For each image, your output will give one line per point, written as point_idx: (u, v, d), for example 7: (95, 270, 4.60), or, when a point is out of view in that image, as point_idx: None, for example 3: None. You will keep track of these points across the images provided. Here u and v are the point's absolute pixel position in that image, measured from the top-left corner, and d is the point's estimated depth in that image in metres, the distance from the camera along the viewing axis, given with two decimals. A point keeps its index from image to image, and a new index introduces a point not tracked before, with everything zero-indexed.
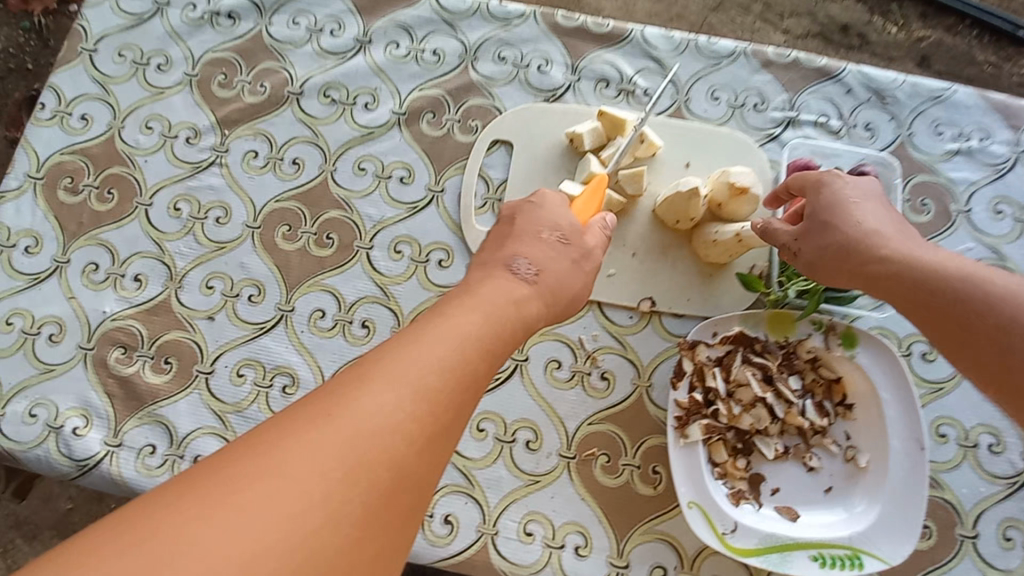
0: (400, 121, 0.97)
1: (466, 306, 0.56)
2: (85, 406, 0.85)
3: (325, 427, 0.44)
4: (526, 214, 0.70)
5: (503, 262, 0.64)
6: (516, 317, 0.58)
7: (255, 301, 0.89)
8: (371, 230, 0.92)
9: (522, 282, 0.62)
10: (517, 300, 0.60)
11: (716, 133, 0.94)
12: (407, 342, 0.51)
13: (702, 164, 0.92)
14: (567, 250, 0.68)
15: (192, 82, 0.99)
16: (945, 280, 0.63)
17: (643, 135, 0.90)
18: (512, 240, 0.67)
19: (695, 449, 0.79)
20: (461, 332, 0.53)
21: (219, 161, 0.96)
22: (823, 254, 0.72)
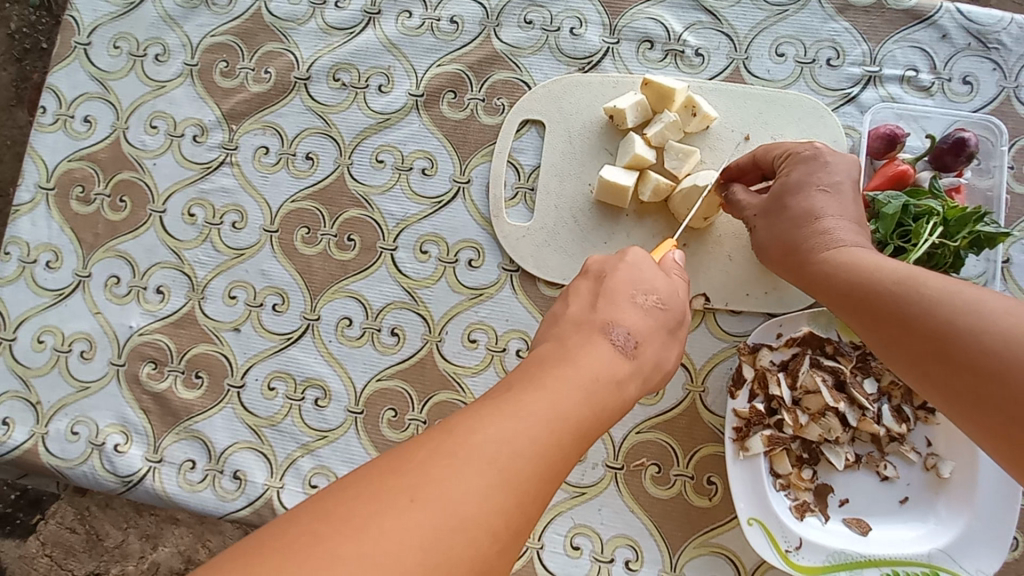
0: (418, 104, 0.88)
1: (566, 370, 0.49)
2: (124, 423, 0.85)
3: (420, 505, 0.38)
4: (619, 269, 0.60)
5: (601, 325, 0.54)
6: (613, 394, 0.50)
7: (279, 310, 0.85)
8: (394, 229, 0.85)
9: (622, 352, 0.53)
10: (620, 379, 0.51)
11: (781, 96, 0.80)
12: (505, 414, 0.44)
13: (764, 136, 0.80)
14: (664, 319, 0.57)
15: (193, 73, 0.92)
16: (876, 285, 0.55)
17: (695, 107, 0.78)
18: (606, 301, 0.57)
19: (756, 462, 0.72)
20: (562, 407, 0.46)
21: (229, 160, 0.90)
22: (775, 242, 0.66)
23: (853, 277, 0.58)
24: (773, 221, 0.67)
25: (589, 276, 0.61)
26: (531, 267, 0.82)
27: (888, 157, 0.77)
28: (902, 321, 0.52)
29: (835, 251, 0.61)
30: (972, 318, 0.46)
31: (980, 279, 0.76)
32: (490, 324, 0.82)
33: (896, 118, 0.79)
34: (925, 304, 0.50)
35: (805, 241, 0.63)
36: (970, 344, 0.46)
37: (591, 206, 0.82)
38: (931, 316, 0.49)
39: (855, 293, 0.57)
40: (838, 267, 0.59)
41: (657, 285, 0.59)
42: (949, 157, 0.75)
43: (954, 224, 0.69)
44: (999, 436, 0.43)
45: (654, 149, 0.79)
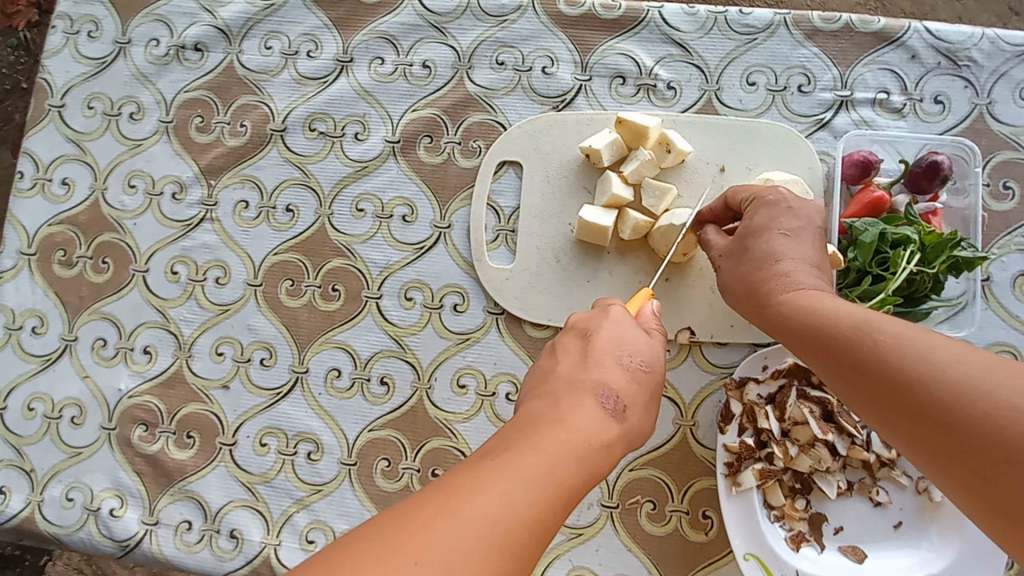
0: (395, 150, 0.88)
1: (554, 434, 0.49)
2: (118, 486, 0.85)
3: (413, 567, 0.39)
4: (603, 328, 0.59)
5: (590, 387, 0.54)
6: (599, 461, 0.50)
7: (267, 365, 0.85)
8: (378, 277, 0.86)
9: (609, 414, 0.53)
10: (607, 445, 0.51)
11: (755, 125, 0.81)
12: (497, 480, 0.44)
13: (739, 167, 0.80)
14: (649, 381, 0.57)
15: (169, 129, 0.92)
16: (834, 330, 0.54)
17: (669, 143, 0.78)
18: (590, 362, 0.56)
19: (748, 496, 0.73)
20: (551, 474, 0.46)
21: (210, 216, 0.90)
22: (737, 284, 0.66)
23: (811, 320, 0.57)
24: (736, 263, 0.67)
25: (575, 332, 0.60)
26: (516, 309, 0.82)
27: (864, 183, 0.77)
28: (860, 365, 0.51)
29: (794, 293, 0.61)
30: (927, 364, 0.46)
31: (962, 299, 0.76)
32: (478, 368, 0.82)
33: (870, 143, 0.80)
34: (882, 349, 0.49)
35: (765, 283, 0.63)
36: (927, 390, 0.45)
37: (572, 245, 0.82)
38: (887, 362, 0.48)
39: (813, 337, 0.56)
40: (796, 310, 0.59)
41: (641, 345, 0.58)
42: (924, 181, 0.75)
43: (931, 250, 0.70)
44: (965, 487, 0.42)
45: (631, 186, 0.79)
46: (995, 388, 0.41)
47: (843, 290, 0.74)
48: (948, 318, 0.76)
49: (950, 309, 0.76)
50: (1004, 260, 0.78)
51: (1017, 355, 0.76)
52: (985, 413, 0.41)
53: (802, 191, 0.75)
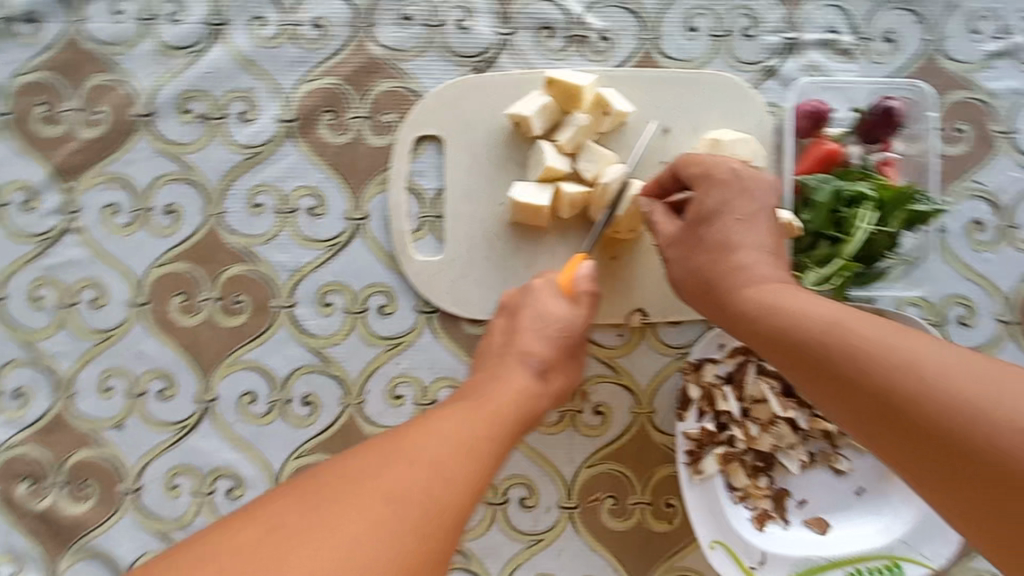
0: (292, 131, 0.74)
1: (491, 386, 0.61)
2: (5, 553, 0.72)
3: (377, 476, 0.48)
4: (524, 305, 0.66)
5: (517, 356, 0.63)
6: (529, 407, 0.61)
7: (167, 395, 0.73)
8: (288, 283, 0.74)
9: (533, 374, 0.63)
10: (534, 394, 0.62)
11: (699, 77, 0.72)
12: (432, 433, 0.52)
13: (684, 125, 0.72)
14: (567, 344, 0.66)
15: (6, 123, 0.75)
16: (806, 334, 0.50)
17: (607, 104, 0.68)
18: (517, 333, 0.65)
19: (711, 482, 0.69)
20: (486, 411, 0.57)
21: (73, 226, 0.74)
22: (689, 279, 0.60)
23: (781, 320, 0.52)
24: (693, 252, 0.60)
25: (505, 312, 0.68)
26: (451, 306, 0.73)
27: (816, 136, 0.71)
28: (849, 374, 0.47)
29: (759, 287, 0.55)
30: (924, 378, 0.43)
31: (917, 254, 0.72)
32: (415, 374, 0.73)
33: (821, 90, 0.73)
34: (861, 358, 0.46)
35: (727, 275, 0.57)
36: (926, 406, 0.42)
37: (506, 228, 0.72)
38: (881, 371, 0.45)
39: (785, 342, 0.51)
40: (763, 309, 0.54)
41: (560, 311, 0.66)
42: (878, 130, 0.69)
43: (889, 206, 0.65)
44: (953, 498, 0.42)
45: (568, 156, 0.70)
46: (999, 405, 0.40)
47: (800, 256, 0.68)
48: (903, 277, 0.73)
49: (906, 266, 0.72)
50: (957, 209, 0.74)
51: (971, 308, 0.73)
52: (990, 437, 0.39)
53: (754, 151, 0.67)
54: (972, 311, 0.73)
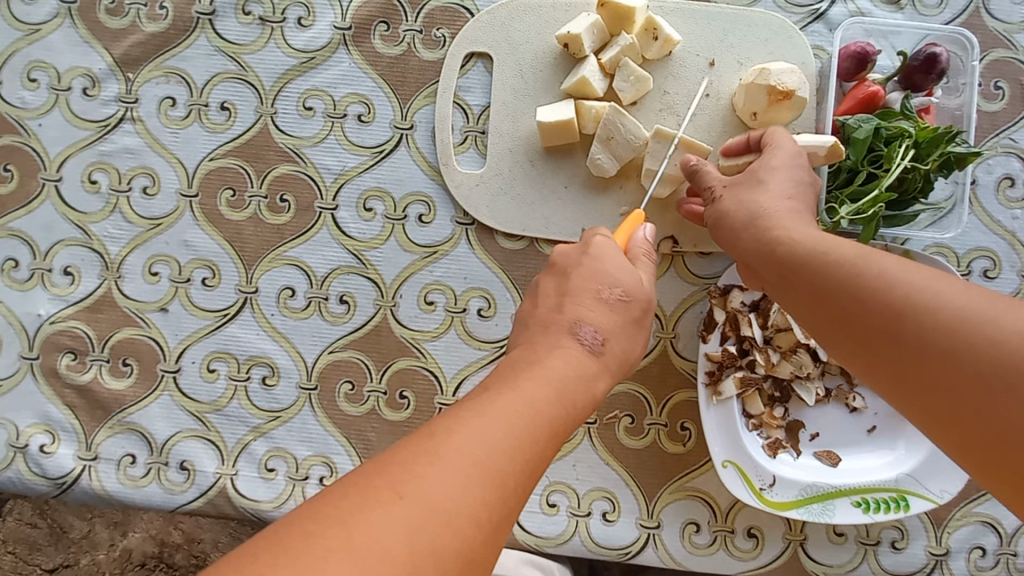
0: (346, 39, 0.77)
1: (533, 371, 0.48)
2: (47, 421, 0.76)
3: (392, 507, 0.36)
4: (582, 262, 0.57)
5: (565, 326, 0.53)
6: (587, 395, 0.50)
7: (210, 285, 0.76)
8: (332, 186, 0.77)
9: (586, 352, 0.52)
10: (587, 377, 0.50)
11: (747, 14, 0.74)
12: (464, 440, 0.40)
13: (729, 61, 0.74)
14: (628, 311, 0.55)
15: (72, 12, 0.78)
16: (830, 260, 0.51)
17: (657, 29, 0.70)
18: (571, 298, 0.55)
19: (729, 405, 0.71)
20: (532, 407, 0.44)
21: (130, 116, 0.77)
22: (729, 215, 0.62)
23: (810, 247, 0.53)
24: (736, 198, 0.62)
25: (555, 272, 0.59)
26: (488, 219, 0.75)
27: (859, 78, 0.72)
28: (858, 299, 0.47)
29: (785, 228, 0.57)
30: (929, 297, 0.43)
31: (949, 202, 0.73)
32: (447, 283, 0.76)
33: (866, 34, 0.74)
34: (880, 279, 0.47)
35: (765, 215, 0.59)
36: (926, 318, 0.42)
37: (545, 146, 0.74)
38: (889, 292, 0.45)
39: (806, 267, 0.53)
40: (801, 238, 0.55)
41: (625, 277, 0.56)
42: (920, 75, 0.70)
43: (925, 146, 0.66)
44: (950, 418, 0.40)
45: (606, 76, 0.72)
46: (1002, 315, 0.39)
47: (833, 193, 0.70)
48: (934, 223, 0.73)
49: (935, 213, 0.73)
50: (990, 163, 0.76)
51: (995, 261, 0.75)
52: (985, 342, 0.39)
53: (799, 82, 0.69)
54: (996, 264, 0.75)
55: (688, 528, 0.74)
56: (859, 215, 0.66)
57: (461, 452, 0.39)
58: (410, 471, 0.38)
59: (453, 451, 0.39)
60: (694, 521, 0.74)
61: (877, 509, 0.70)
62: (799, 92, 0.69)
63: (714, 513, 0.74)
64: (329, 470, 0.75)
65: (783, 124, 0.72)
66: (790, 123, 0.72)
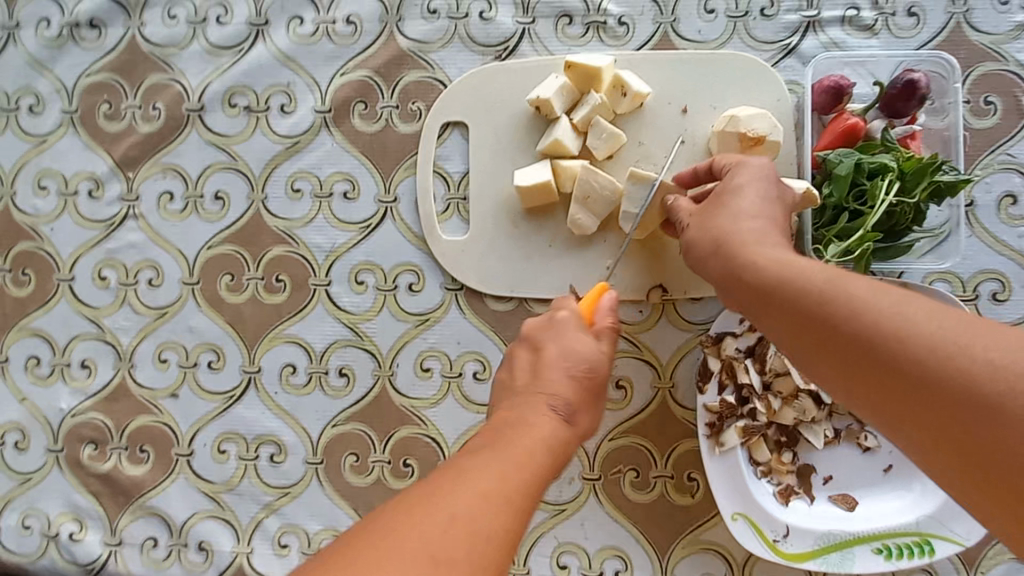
0: (327, 121, 0.79)
1: (510, 434, 0.51)
2: (75, 509, 0.80)
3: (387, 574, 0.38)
4: (549, 340, 0.60)
5: (542, 392, 0.56)
6: (562, 460, 0.52)
7: (216, 367, 0.79)
8: (324, 263, 0.79)
9: (563, 418, 0.55)
10: (563, 446, 0.53)
11: (717, 56, 0.73)
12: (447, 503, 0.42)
13: (703, 105, 0.73)
14: (594, 382, 0.59)
15: (75, 120, 0.83)
16: (802, 285, 0.49)
17: (625, 85, 0.71)
18: (544, 368, 0.58)
19: (733, 455, 0.69)
20: (512, 472, 0.46)
21: (133, 213, 0.82)
22: (700, 242, 0.60)
23: (779, 271, 0.51)
24: (705, 223, 0.61)
25: (526, 344, 0.62)
26: (474, 281, 0.76)
27: (837, 111, 0.71)
28: (831, 327, 0.46)
29: (752, 250, 0.55)
30: (901, 325, 0.43)
31: (945, 228, 0.71)
32: (442, 349, 0.77)
33: (841, 66, 0.73)
34: (853, 306, 0.45)
35: (732, 239, 0.57)
36: (902, 348, 0.42)
37: (525, 207, 0.75)
38: (862, 319, 0.44)
39: (779, 294, 0.50)
40: (769, 262, 0.53)
41: (587, 348, 0.59)
42: (901, 102, 0.68)
43: (911, 177, 0.64)
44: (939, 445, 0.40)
45: (579, 135, 0.73)
46: (975, 342, 0.39)
47: (820, 230, 0.69)
48: (931, 250, 0.71)
49: (933, 240, 0.71)
50: (987, 182, 0.73)
51: (1004, 283, 0.72)
52: (962, 370, 0.39)
53: (771, 125, 0.69)
54: (1005, 287, 0.72)
55: None
56: (848, 255, 0.64)
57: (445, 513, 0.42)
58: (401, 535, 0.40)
59: (444, 512, 0.41)
60: (710, 575, 0.72)
61: (900, 554, 0.67)
62: (773, 136, 0.69)
63: (730, 566, 0.72)
64: None
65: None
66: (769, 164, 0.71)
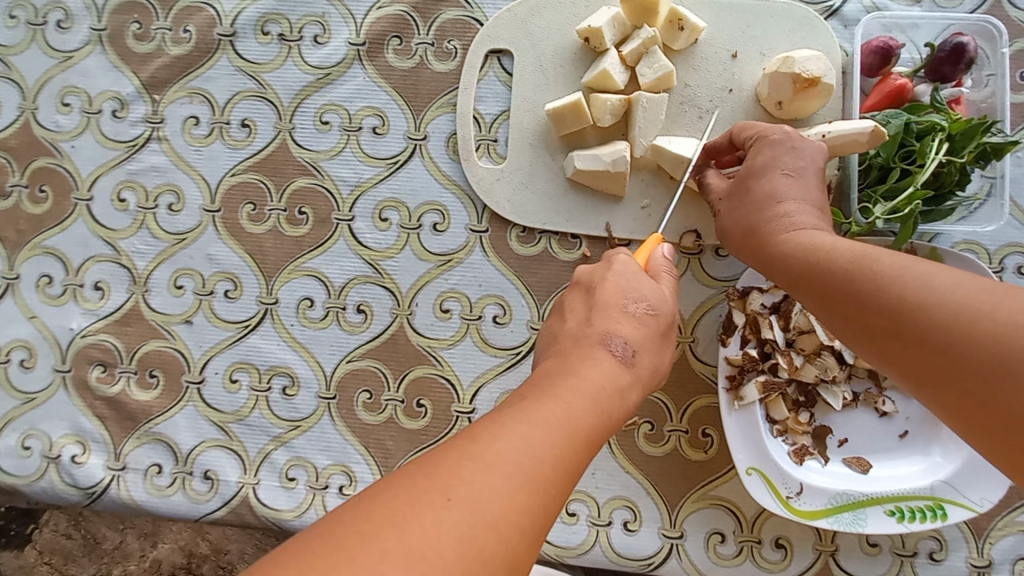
0: (361, 54, 0.79)
1: (562, 389, 0.45)
2: (79, 432, 0.79)
3: (440, 511, 0.34)
4: (608, 278, 0.54)
5: (598, 338, 0.49)
6: (621, 407, 0.47)
7: (232, 297, 0.78)
8: (349, 197, 0.78)
9: (621, 363, 0.49)
10: (621, 389, 0.47)
11: (769, 4, 0.73)
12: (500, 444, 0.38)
13: (752, 51, 0.73)
14: (657, 325, 0.52)
15: (102, 38, 0.82)
16: (830, 266, 0.52)
17: (682, 19, 0.70)
18: (597, 313, 0.52)
19: (752, 411, 0.69)
20: (569, 416, 0.42)
21: (157, 135, 0.80)
22: (734, 228, 0.63)
23: (810, 256, 0.54)
24: (736, 209, 0.63)
25: (579, 287, 0.56)
26: (508, 213, 0.75)
27: (883, 73, 0.71)
28: (855, 299, 0.48)
29: (786, 235, 0.58)
30: (922, 294, 0.44)
31: (982, 195, 0.71)
32: (463, 291, 0.76)
33: (885, 30, 0.73)
34: (877, 281, 0.47)
35: (764, 225, 0.59)
36: (922, 317, 0.43)
37: (565, 142, 0.75)
38: (884, 294, 0.46)
39: (810, 275, 0.53)
40: (797, 249, 0.56)
41: (647, 289, 0.53)
42: (948, 66, 0.68)
43: (960, 139, 0.64)
44: (961, 410, 0.40)
45: (628, 69, 0.73)
46: (997, 306, 0.39)
47: (865, 191, 0.69)
48: (967, 216, 0.72)
49: (970, 205, 0.72)
50: (1020, 156, 0.73)
51: None
52: (985, 334, 0.39)
53: (825, 69, 0.68)
54: None
55: (713, 538, 0.72)
56: (895, 214, 0.64)
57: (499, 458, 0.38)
58: (456, 471, 0.37)
59: (497, 455, 0.38)
60: (719, 530, 0.72)
61: (912, 518, 0.67)
62: (827, 79, 0.68)
63: (739, 523, 0.72)
64: (349, 479, 0.75)
65: (812, 113, 0.71)
66: (818, 110, 0.71)
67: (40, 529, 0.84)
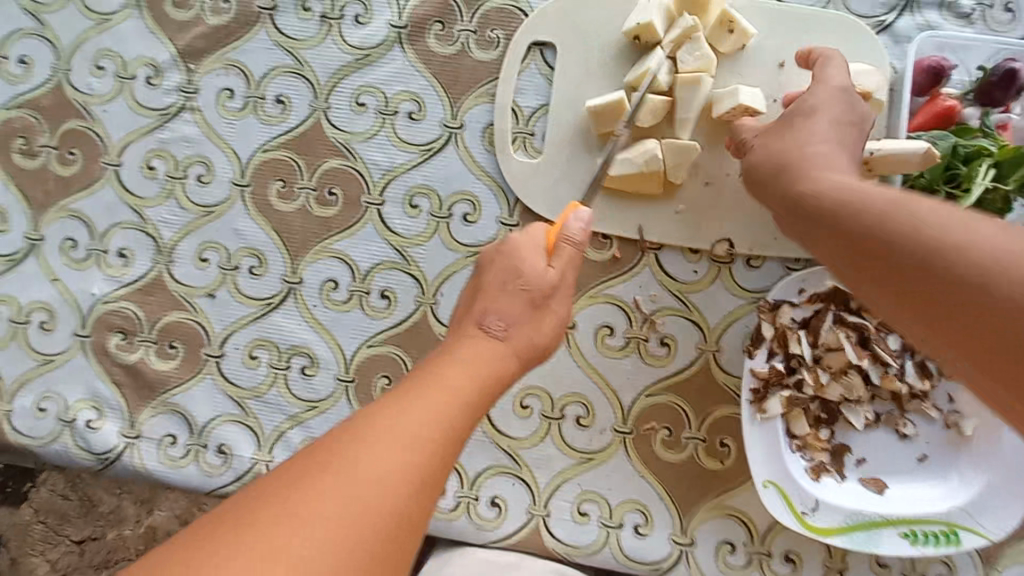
0: (401, 37, 0.78)
1: (441, 362, 0.49)
2: (95, 397, 0.78)
3: (318, 482, 0.39)
4: (496, 259, 0.56)
5: (475, 319, 0.53)
6: (498, 376, 0.50)
7: (257, 273, 0.78)
8: (380, 181, 0.77)
9: (495, 339, 0.52)
10: (496, 359, 0.50)
11: (821, 15, 0.72)
12: (375, 417, 0.42)
13: (800, 62, 0.72)
14: (536, 305, 0.54)
15: (141, 3, 0.81)
16: (862, 204, 0.45)
17: (732, 22, 0.70)
18: (480, 295, 0.55)
19: (774, 424, 0.68)
20: (442, 387, 0.46)
21: (190, 105, 0.79)
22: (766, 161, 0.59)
23: (841, 194, 0.48)
24: (771, 144, 0.59)
25: (472, 277, 0.58)
26: (541, 208, 0.74)
27: (932, 93, 0.70)
28: (883, 239, 0.42)
29: (821, 172, 0.53)
30: (955, 240, 0.38)
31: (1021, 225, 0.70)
32: None
33: (937, 50, 0.71)
34: (908, 223, 0.41)
35: (800, 162, 0.55)
36: (952, 260, 0.37)
37: (603, 138, 0.74)
38: (915, 234, 0.40)
39: (836, 209, 0.47)
40: (832, 185, 0.50)
41: (533, 271, 0.54)
42: (999, 91, 0.67)
43: (1007, 166, 0.63)
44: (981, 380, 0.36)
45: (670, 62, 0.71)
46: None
47: None
48: None
49: None
50: None
51: None
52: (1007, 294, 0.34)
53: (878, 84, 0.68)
54: None
55: (723, 548, 0.72)
56: None
57: (376, 430, 0.41)
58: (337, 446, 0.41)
59: (374, 425, 0.42)
60: (730, 541, 0.72)
61: (926, 542, 0.67)
62: (876, 96, 0.68)
63: (751, 534, 0.72)
64: None
65: None
66: None
67: (37, 488, 0.79)
